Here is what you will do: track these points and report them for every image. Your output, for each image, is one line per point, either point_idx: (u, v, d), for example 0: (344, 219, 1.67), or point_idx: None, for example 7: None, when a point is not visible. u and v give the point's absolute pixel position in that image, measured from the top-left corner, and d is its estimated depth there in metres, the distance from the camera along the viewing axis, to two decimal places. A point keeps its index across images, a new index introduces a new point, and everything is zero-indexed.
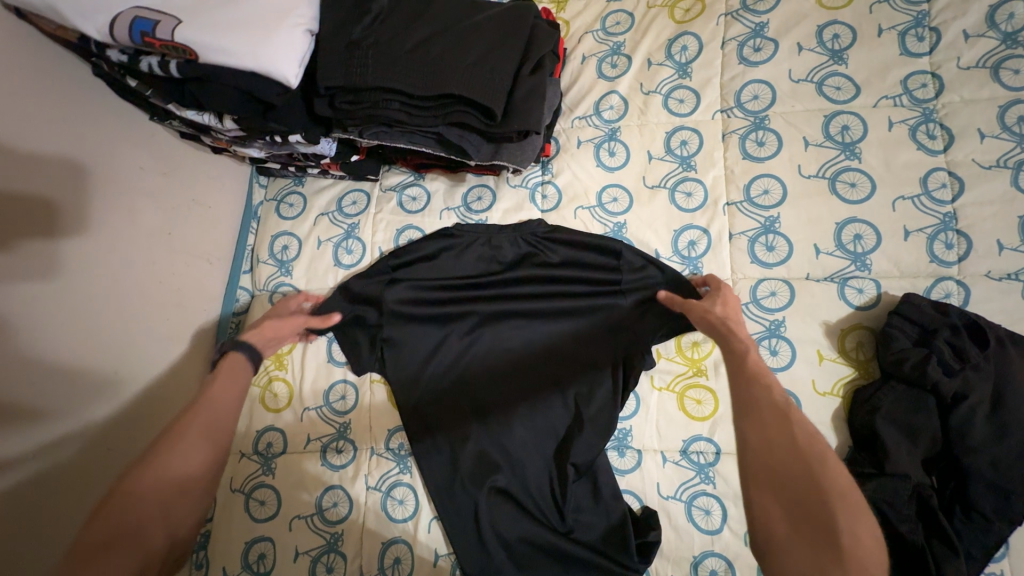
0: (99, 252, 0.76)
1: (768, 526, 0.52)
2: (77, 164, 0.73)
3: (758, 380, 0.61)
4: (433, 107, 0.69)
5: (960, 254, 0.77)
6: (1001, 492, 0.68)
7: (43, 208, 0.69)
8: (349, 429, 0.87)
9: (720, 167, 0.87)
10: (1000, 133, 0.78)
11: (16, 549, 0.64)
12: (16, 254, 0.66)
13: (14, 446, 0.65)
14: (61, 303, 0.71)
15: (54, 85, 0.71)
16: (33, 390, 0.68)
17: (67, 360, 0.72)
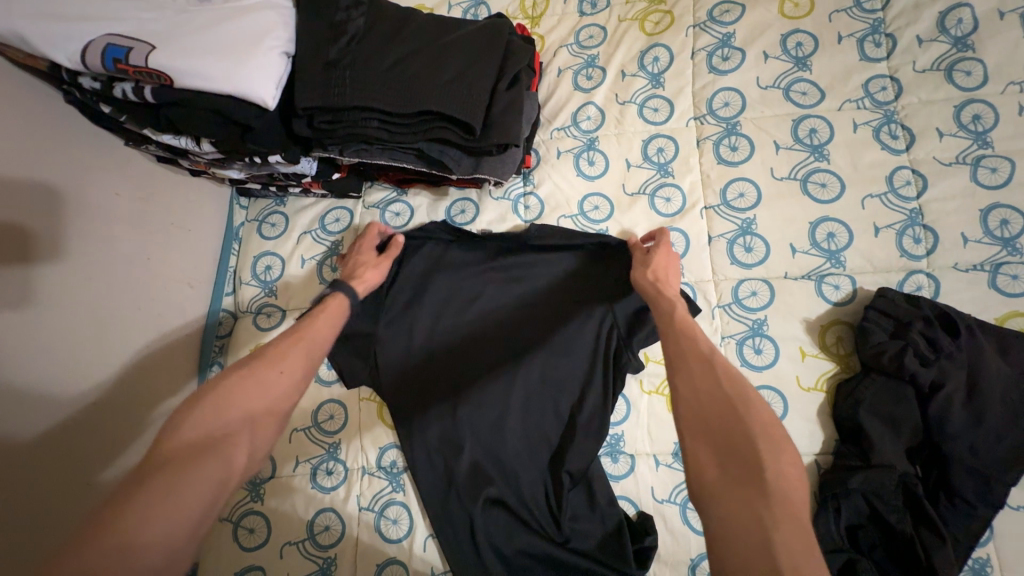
0: (75, 280, 0.75)
1: (703, 475, 0.50)
2: (50, 192, 0.72)
3: (685, 331, 0.61)
4: (413, 124, 0.70)
5: (928, 247, 0.80)
6: (981, 477, 0.70)
7: (15, 238, 0.67)
8: (339, 449, 0.86)
9: (697, 172, 0.89)
10: (957, 132, 0.82)
11: None
12: None
13: None
14: (35, 334, 0.69)
15: (25, 113, 0.70)
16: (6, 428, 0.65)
17: (44, 393, 0.70)
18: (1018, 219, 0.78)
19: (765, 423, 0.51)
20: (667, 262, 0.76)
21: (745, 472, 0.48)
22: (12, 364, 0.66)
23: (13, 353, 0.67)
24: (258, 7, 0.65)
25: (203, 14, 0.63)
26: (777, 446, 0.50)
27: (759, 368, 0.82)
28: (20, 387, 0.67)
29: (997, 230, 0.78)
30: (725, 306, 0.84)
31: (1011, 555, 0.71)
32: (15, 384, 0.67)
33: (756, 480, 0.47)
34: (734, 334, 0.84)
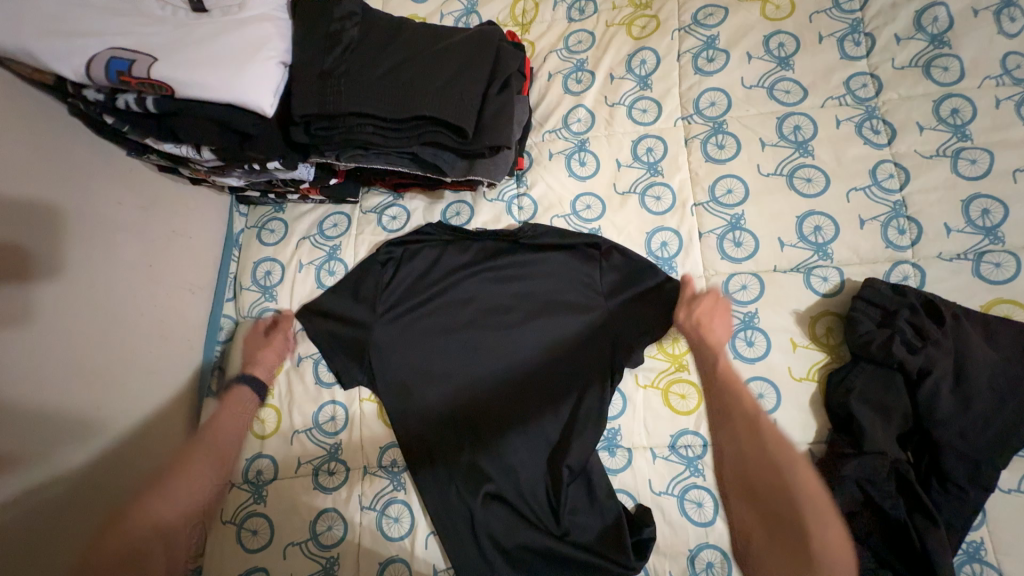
0: (77, 289, 0.76)
1: (743, 520, 0.72)
2: (55, 202, 0.74)
3: (752, 432, 0.73)
4: (408, 129, 0.72)
5: (912, 238, 0.82)
6: (971, 461, 0.71)
7: (24, 246, 0.69)
8: (340, 449, 0.87)
9: (686, 170, 0.92)
10: (937, 125, 0.84)
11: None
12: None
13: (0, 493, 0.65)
14: (42, 343, 0.71)
15: (30, 127, 0.72)
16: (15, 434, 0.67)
17: (50, 399, 0.71)
18: (998, 208, 0.80)
19: (805, 481, 0.67)
20: (715, 312, 0.83)
21: (798, 532, 0.64)
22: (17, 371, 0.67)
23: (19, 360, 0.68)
24: (256, 20, 0.67)
25: (203, 27, 0.65)
26: (822, 517, 0.65)
27: (751, 360, 0.84)
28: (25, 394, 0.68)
29: (978, 219, 0.81)
30: None
31: (1003, 537, 0.73)
32: (22, 391, 0.68)
33: (806, 558, 0.63)
34: None
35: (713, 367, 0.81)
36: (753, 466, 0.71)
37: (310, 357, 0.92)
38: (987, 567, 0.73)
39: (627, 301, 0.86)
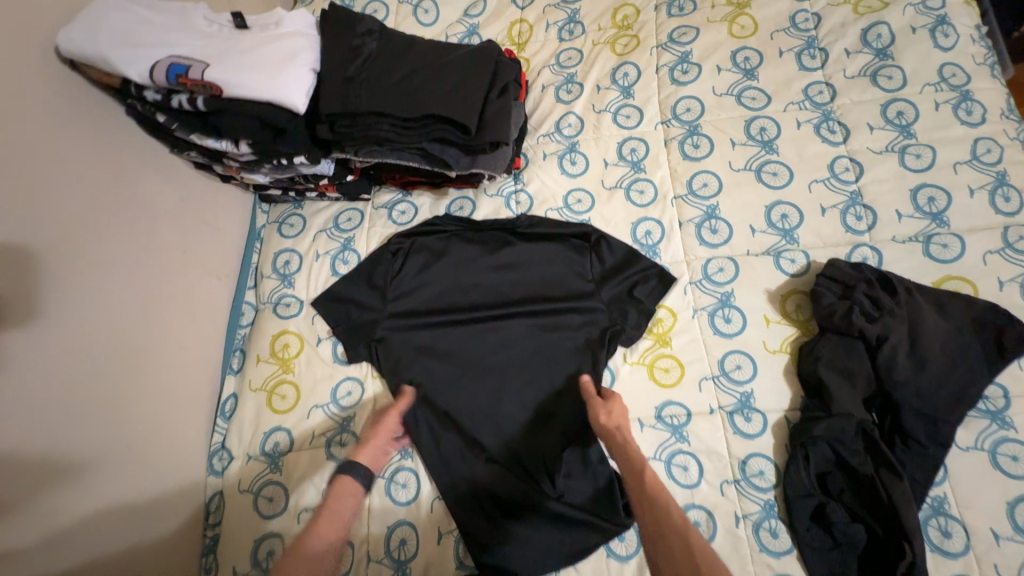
0: (89, 312, 0.78)
1: None
2: (112, 187, 0.84)
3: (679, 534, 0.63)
4: (420, 126, 0.82)
5: (869, 223, 0.92)
6: (928, 418, 0.79)
7: (77, 222, 0.78)
8: (351, 422, 0.93)
9: (666, 167, 1.02)
10: (885, 126, 0.95)
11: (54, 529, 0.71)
12: (56, 266, 0.75)
13: (50, 446, 0.72)
14: (92, 315, 0.79)
15: (91, 119, 0.82)
16: (65, 394, 0.74)
17: (80, 387, 0.76)
18: (942, 196, 0.90)
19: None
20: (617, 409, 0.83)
21: None
22: (57, 354, 0.74)
23: (23, 385, 0.69)
24: (291, 36, 0.79)
25: (246, 41, 0.77)
26: None
27: (729, 335, 0.92)
28: (25, 421, 0.69)
29: (925, 206, 0.91)
30: (696, 282, 0.95)
31: (964, 491, 0.79)
32: (47, 395, 0.72)
33: None
34: (705, 306, 0.94)
35: (631, 464, 0.74)
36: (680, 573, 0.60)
37: (327, 339, 0.99)
38: (952, 520, 0.78)
39: (614, 283, 0.95)
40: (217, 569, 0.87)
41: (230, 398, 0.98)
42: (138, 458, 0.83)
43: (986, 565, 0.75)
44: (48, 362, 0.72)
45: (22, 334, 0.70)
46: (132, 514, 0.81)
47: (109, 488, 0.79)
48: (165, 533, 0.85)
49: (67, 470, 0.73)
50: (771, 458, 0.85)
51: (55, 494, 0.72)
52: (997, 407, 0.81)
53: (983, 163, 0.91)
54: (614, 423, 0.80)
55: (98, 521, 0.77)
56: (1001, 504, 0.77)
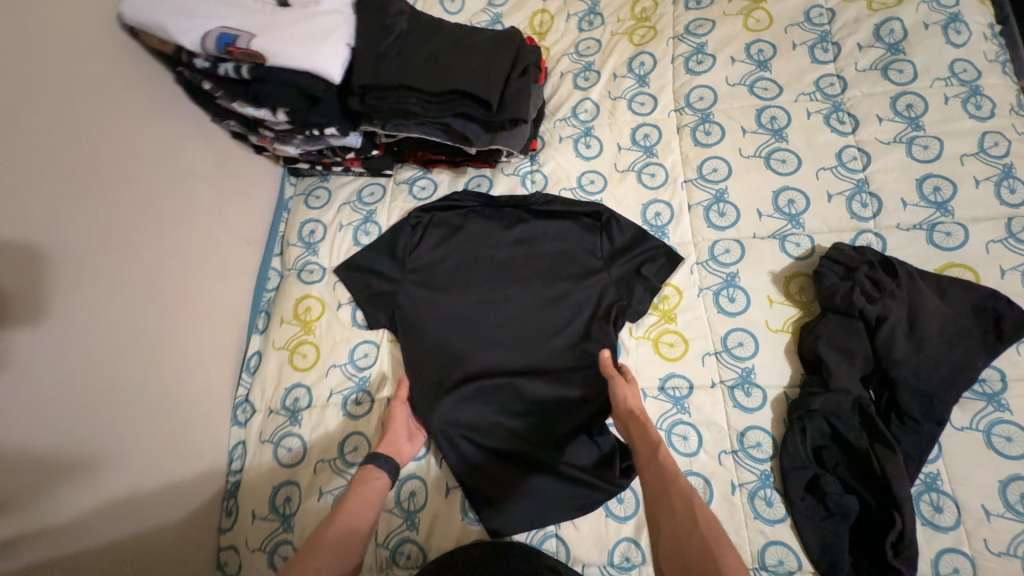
0: (92, 299, 0.77)
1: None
2: (159, 149, 0.90)
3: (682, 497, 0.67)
4: (447, 101, 0.87)
5: (873, 211, 0.95)
6: (924, 396, 0.81)
7: (129, 178, 0.84)
8: (368, 382, 0.98)
9: (677, 153, 1.06)
10: (894, 117, 0.98)
11: (100, 457, 0.77)
12: (111, 217, 0.81)
13: (99, 382, 0.77)
14: (140, 266, 0.85)
15: (142, 84, 0.89)
16: (113, 336, 0.80)
17: (123, 331, 0.81)
18: (947, 186, 0.93)
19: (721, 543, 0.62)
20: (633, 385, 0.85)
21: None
22: (104, 297, 0.79)
23: (32, 370, 0.69)
24: (330, 12, 0.85)
25: (288, 15, 0.83)
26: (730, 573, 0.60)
27: (732, 313, 0.95)
28: (62, 371, 0.73)
29: (930, 195, 0.93)
30: (703, 262, 0.98)
31: (957, 469, 0.81)
32: (99, 336, 0.78)
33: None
34: (711, 285, 0.97)
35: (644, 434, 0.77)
36: (680, 533, 0.65)
37: (348, 304, 1.04)
38: (944, 496, 0.81)
39: (623, 261, 0.99)
40: (237, 512, 0.93)
41: (255, 355, 1.04)
42: (173, 402, 0.89)
43: (975, 540, 0.78)
44: (95, 303, 0.77)
45: (23, 331, 0.68)
46: (165, 453, 0.87)
47: (148, 427, 0.84)
48: (190, 476, 0.90)
49: (111, 406, 0.79)
50: (769, 431, 0.88)
51: (103, 427, 0.77)
52: (993, 390, 0.84)
53: (990, 156, 0.93)
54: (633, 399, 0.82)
55: (137, 455, 0.82)
56: (993, 483, 0.80)
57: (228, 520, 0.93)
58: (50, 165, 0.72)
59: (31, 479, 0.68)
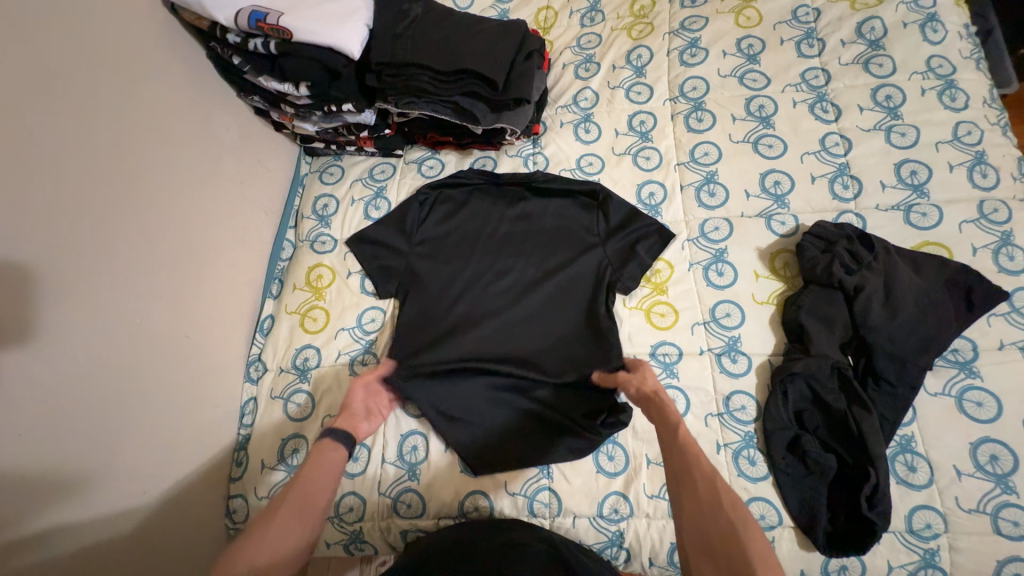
0: (126, 245, 0.83)
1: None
2: (191, 116, 0.97)
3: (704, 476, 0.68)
4: (455, 80, 0.95)
5: (854, 192, 1.01)
6: (899, 361, 0.86)
7: (163, 140, 0.91)
8: (374, 344, 1.04)
9: (671, 138, 1.13)
10: (874, 107, 1.05)
11: (128, 394, 0.82)
12: (147, 173, 0.87)
13: (130, 324, 0.82)
14: (169, 221, 0.91)
15: (179, 55, 0.95)
16: (146, 283, 0.85)
17: (153, 281, 0.87)
18: (923, 170, 0.99)
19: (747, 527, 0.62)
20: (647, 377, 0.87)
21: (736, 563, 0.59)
22: (136, 248, 0.84)
23: (74, 303, 0.75)
24: None
25: None
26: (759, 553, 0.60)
27: (721, 286, 1.01)
28: (98, 309, 0.78)
29: (907, 178, 0.99)
30: (693, 239, 1.04)
31: (930, 432, 0.86)
32: (131, 281, 0.83)
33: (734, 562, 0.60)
34: (700, 260, 1.03)
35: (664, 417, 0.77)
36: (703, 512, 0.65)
37: (357, 273, 1.10)
38: (917, 457, 0.85)
39: (619, 237, 1.04)
40: (247, 462, 0.98)
41: (268, 318, 1.10)
42: (192, 352, 0.94)
43: (946, 497, 0.82)
44: (129, 254, 0.83)
45: (59, 281, 0.73)
46: (183, 399, 0.92)
47: (170, 373, 0.89)
48: (203, 424, 0.95)
49: (139, 349, 0.84)
50: (753, 395, 0.93)
51: (131, 366, 0.82)
52: (965, 359, 0.88)
53: (963, 143, 1.00)
54: (652, 388, 0.84)
55: (159, 397, 0.87)
56: (965, 445, 0.84)
57: (238, 470, 0.99)
58: (95, 123, 0.79)
59: (62, 420, 0.72)
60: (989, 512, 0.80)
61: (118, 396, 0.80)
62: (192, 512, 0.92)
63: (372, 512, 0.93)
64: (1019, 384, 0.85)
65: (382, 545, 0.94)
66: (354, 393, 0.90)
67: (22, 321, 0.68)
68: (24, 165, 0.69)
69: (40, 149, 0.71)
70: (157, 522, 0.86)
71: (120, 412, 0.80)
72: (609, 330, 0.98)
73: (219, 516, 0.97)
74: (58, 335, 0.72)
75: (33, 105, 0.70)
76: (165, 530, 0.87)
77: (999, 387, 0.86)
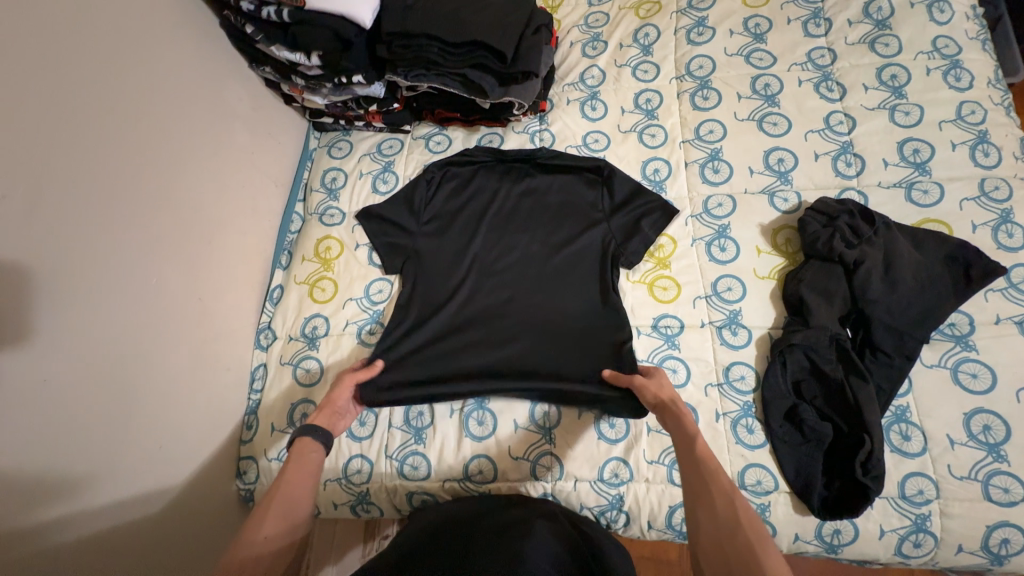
0: (142, 207, 0.85)
1: None
2: (203, 85, 0.99)
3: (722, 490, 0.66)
4: (463, 51, 0.96)
5: (857, 169, 1.02)
6: (897, 332, 0.88)
7: (177, 106, 0.93)
8: (381, 314, 1.06)
9: (677, 116, 1.14)
10: (879, 86, 1.06)
11: (144, 352, 0.84)
12: (161, 137, 0.89)
13: (146, 284, 0.85)
14: (183, 187, 0.93)
15: (192, 23, 0.97)
16: (159, 245, 0.88)
17: (167, 244, 0.89)
18: (926, 149, 1.00)
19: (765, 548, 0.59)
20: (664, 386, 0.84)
21: None
22: (151, 210, 0.86)
23: (94, 259, 0.77)
24: None
25: None
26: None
27: (723, 261, 1.02)
28: (115, 267, 0.80)
29: (910, 157, 1.00)
30: (697, 215, 1.06)
31: (925, 402, 0.87)
32: (145, 243, 0.85)
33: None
34: (703, 236, 1.04)
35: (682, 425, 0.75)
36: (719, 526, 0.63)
37: (365, 245, 1.12)
38: (912, 426, 0.87)
39: (624, 213, 1.06)
40: (257, 426, 1.02)
41: (278, 288, 1.13)
42: (204, 316, 0.97)
43: (939, 465, 0.84)
44: (144, 215, 0.85)
45: (80, 238, 0.75)
46: (195, 361, 0.94)
47: (183, 335, 0.92)
48: (214, 385, 0.98)
49: (154, 310, 0.86)
50: (752, 366, 0.95)
51: (147, 325, 0.85)
52: (961, 333, 0.90)
53: (967, 123, 1.01)
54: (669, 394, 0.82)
55: (174, 356, 0.90)
56: (958, 415, 0.86)
57: (248, 433, 1.02)
58: (112, 86, 0.81)
59: (84, 371, 0.75)
60: (980, 479, 0.82)
61: (135, 352, 0.82)
62: (205, 470, 0.95)
63: (379, 474, 0.95)
64: (1013, 357, 0.87)
65: (388, 508, 0.97)
66: (338, 387, 0.87)
67: (43, 271, 0.70)
68: (45, 120, 0.71)
69: (62, 107, 0.73)
70: (171, 478, 0.88)
71: (137, 368, 0.83)
72: (613, 302, 1.00)
73: (230, 477, 1.00)
74: (79, 289, 0.75)
75: (54, 64, 0.72)
76: (178, 487, 0.90)
77: (994, 359, 0.87)
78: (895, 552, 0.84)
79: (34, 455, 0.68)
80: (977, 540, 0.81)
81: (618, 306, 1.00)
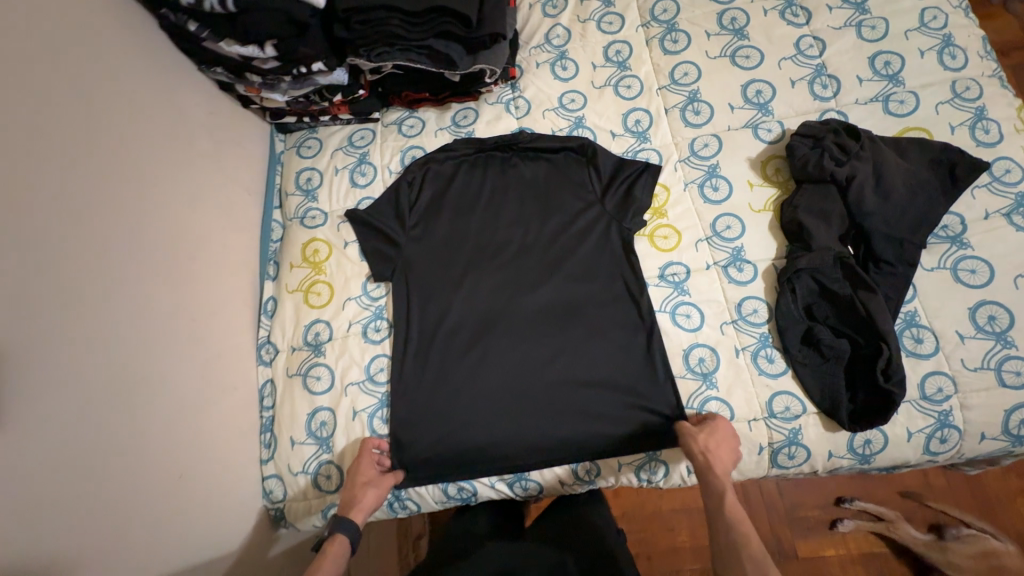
0: (122, 230, 0.80)
1: None
2: (160, 94, 0.93)
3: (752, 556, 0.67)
4: (425, 21, 0.93)
5: (833, 91, 1.02)
6: (896, 242, 0.90)
7: (139, 119, 0.87)
8: (383, 309, 1.02)
9: (649, 64, 1.12)
10: (842, 5, 1.06)
11: (151, 380, 0.80)
12: (126, 153, 0.83)
13: (138, 310, 0.80)
14: (158, 205, 0.87)
15: (137, 29, 0.90)
16: (146, 268, 0.83)
17: (152, 265, 0.84)
18: (896, 60, 1.01)
19: None
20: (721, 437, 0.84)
21: None
22: (131, 232, 0.81)
23: (87, 288, 0.72)
24: None
25: None
26: None
27: (718, 200, 1.02)
28: (107, 295, 0.75)
29: (882, 70, 1.01)
30: (685, 158, 1.05)
31: (932, 304, 0.90)
32: (131, 269, 0.80)
33: None
34: (695, 178, 1.04)
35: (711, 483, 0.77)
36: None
37: (354, 241, 1.07)
38: (923, 329, 0.89)
39: (613, 190, 1.02)
40: (275, 443, 0.98)
41: (271, 300, 1.08)
42: (202, 337, 0.92)
43: (954, 360, 0.87)
44: (121, 236, 0.79)
45: (66, 267, 0.70)
46: (202, 384, 0.90)
47: (186, 358, 0.88)
48: (224, 408, 0.94)
49: (151, 337, 0.82)
50: (763, 298, 0.95)
51: (150, 351, 0.81)
52: (955, 233, 0.92)
53: (931, 29, 1.02)
54: (706, 445, 0.81)
55: (181, 381, 0.86)
56: (964, 310, 0.88)
57: (267, 452, 0.99)
58: (68, 100, 0.74)
59: (98, 406, 0.71)
60: (993, 367, 0.85)
61: (143, 382, 0.78)
62: (231, 494, 0.91)
63: (414, 488, 0.93)
64: (1007, 247, 0.90)
65: (425, 502, 0.96)
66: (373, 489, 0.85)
67: (39, 306, 0.65)
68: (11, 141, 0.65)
69: (23, 124, 0.67)
70: (200, 507, 0.85)
71: (147, 397, 0.79)
72: (616, 259, 0.99)
73: (255, 499, 0.97)
74: (73, 321, 0.69)
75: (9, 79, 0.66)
76: (204, 515, 0.85)
77: (990, 252, 0.90)
78: (924, 452, 0.87)
79: (66, 500, 0.64)
80: (999, 425, 0.85)
81: (625, 261, 0.99)
